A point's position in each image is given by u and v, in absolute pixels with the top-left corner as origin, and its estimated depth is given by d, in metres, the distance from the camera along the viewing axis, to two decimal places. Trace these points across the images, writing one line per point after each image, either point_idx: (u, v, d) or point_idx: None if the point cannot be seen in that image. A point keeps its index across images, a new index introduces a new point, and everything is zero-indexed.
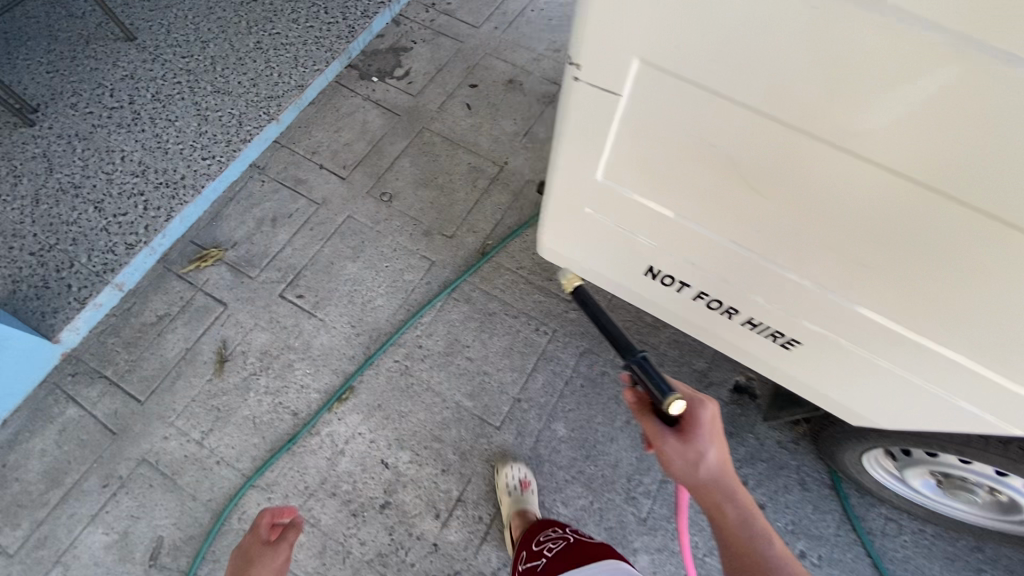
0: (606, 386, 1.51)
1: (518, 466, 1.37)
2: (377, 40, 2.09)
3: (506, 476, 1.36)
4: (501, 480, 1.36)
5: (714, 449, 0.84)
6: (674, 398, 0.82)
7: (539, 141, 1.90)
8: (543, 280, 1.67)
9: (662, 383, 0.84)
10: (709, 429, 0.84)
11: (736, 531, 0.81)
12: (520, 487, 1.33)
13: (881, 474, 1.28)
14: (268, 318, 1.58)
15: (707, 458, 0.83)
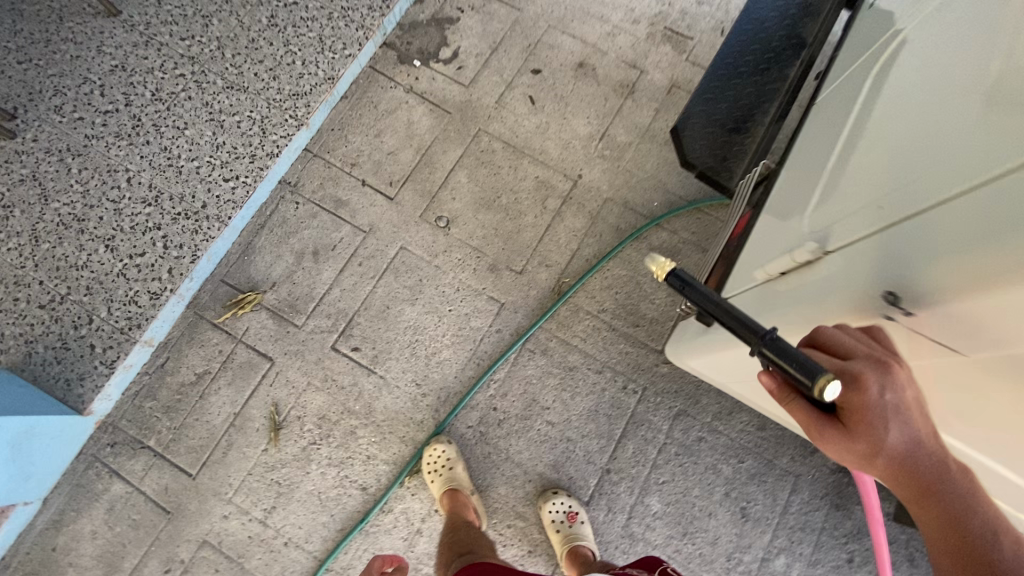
0: (702, 454, 1.40)
1: (561, 497, 1.31)
2: (416, 7, 1.70)
3: (550, 510, 1.29)
4: (545, 514, 1.30)
5: (895, 431, 0.59)
6: (826, 380, 0.55)
7: (618, 147, 1.60)
8: (628, 327, 1.47)
9: (809, 363, 0.56)
10: (885, 412, 0.59)
11: (938, 530, 0.60)
12: (567, 520, 1.28)
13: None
14: (322, 377, 1.40)
15: (889, 445, 0.60)
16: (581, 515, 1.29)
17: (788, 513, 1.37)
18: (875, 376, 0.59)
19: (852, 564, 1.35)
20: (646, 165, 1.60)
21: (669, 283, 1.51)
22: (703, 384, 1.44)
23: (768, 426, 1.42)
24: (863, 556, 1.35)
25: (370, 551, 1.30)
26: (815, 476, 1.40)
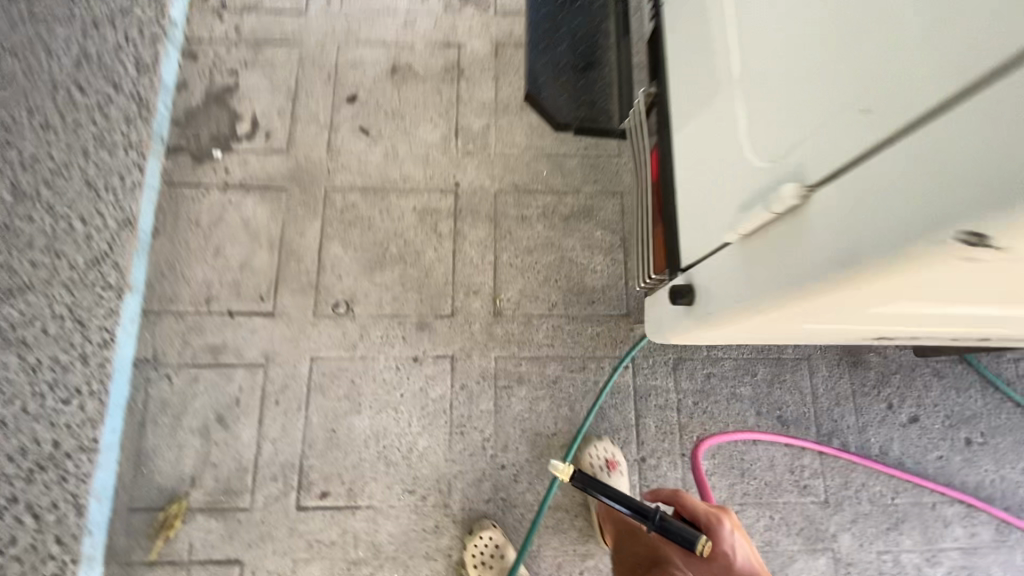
0: (718, 389, 1.29)
1: (604, 444, 1.24)
2: (182, 93, 1.42)
3: (591, 456, 1.22)
4: (584, 460, 1.22)
5: (737, 549, 0.96)
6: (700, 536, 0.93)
7: (477, 135, 1.42)
8: (586, 307, 1.34)
9: (637, 505, 1.00)
10: (728, 542, 0.97)
11: None
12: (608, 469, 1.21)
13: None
14: (306, 545, 1.17)
15: (734, 560, 0.95)
16: (621, 464, 1.22)
17: (820, 396, 1.31)
18: (717, 523, 0.99)
19: (897, 409, 1.31)
20: (514, 137, 1.43)
21: (599, 243, 1.37)
22: None
23: None
24: (899, 396, 1.32)
25: None
26: (823, 348, 1.34)
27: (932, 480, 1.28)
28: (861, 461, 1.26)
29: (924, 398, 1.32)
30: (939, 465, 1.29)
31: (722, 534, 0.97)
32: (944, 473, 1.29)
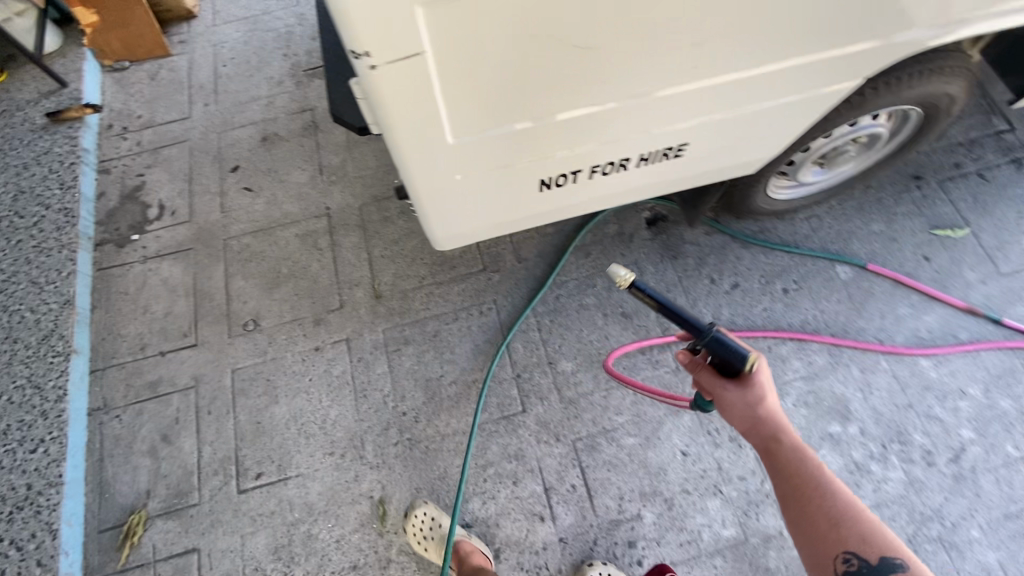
0: (568, 305, 1.55)
1: (599, 567, 1.26)
2: (101, 200, 1.78)
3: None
4: None
5: (772, 394, 0.86)
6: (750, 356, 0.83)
7: (337, 167, 1.77)
8: (449, 271, 1.61)
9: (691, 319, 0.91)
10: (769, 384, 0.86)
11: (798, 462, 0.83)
12: None
13: (772, 189, 1.45)
14: (250, 520, 1.37)
15: (768, 401, 0.86)
16: None
17: (653, 289, 1.56)
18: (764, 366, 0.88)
19: (719, 281, 1.56)
20: (366, 161, 1.77)
21: None
22: (530, 262, 1.61)
23: (592, 251, 1.62)
24: (718, 270, 1.57)
25: None
26: (647, 251, 1.61)
27: (762, 329, 1.50)
28: (696, 335, 1.48)
29: (739, 267, 1.57)
30: (765, 315, 1.51)
31: (762, 369, 0.85)
32: (772, 321, 1.51)
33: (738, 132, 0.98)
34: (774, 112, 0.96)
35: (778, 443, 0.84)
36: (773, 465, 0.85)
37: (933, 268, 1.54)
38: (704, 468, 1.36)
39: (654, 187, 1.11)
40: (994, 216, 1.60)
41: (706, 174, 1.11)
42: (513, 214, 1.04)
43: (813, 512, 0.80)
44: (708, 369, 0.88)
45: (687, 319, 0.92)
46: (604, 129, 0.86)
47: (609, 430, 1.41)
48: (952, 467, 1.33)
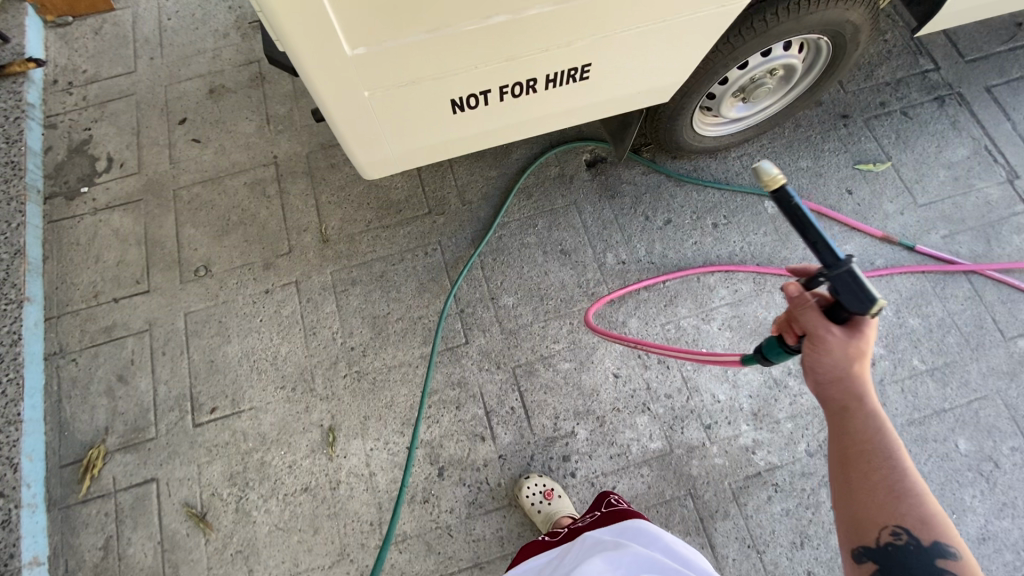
0: (510, 243, 1.61)
1: (537, 478, 1.35)
2: (49, 154, 1.78)
3: (527, 490, 1.33)
4: (522, 500, 1.32)
5: (863, 355, 0.72)
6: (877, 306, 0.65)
7: (284, 117, 1.79)
8: (395, 214, 1.66)
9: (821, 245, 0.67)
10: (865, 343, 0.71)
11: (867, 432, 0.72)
12: (545, 499, 1.31)
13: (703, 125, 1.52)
14: (206, 451, 1.44)
15: (856, 359, 0.72)
16: (557, 490, 1.33)
17: (591, 226, 1.62)
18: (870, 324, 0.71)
19: (653, 217, 1.63)
20: (314, 111, 1.80)
21: None
22: (473, 204, 1.66)
23: (534, 191, 1.67)
24: (653, 207, 1.64)
25: (347, 520, 1.37)
26: (586, 191, 1.67)
27: (693, 261, 1.58)
28: (637, 283, 1.54)
29: (673, 203, 1.64)
30: (696, 248, 1.59)
31: (877, 326, 0.70)
32: (702, 254, 1.59)
33: (643, 54, 1.04)
34: (673, 32, 1.02)
35: (858, 407, 0.73)
36: (845, 428, 0.74)
37: (855, 201, 1.62)
38: (634, 388, 1.45)
39: (571, 115, 1.16)
40: (914, 151, 1.67)
41: (621, 101, 1.17)
42: (435, 140, 1.10)
43: (873, 482, 0.70)
44: (814, 308, 0.71)
45: (815, 243, 0.67)
46: (500, 48, 0.91)
47: (547, 357, 1.49)
48: None
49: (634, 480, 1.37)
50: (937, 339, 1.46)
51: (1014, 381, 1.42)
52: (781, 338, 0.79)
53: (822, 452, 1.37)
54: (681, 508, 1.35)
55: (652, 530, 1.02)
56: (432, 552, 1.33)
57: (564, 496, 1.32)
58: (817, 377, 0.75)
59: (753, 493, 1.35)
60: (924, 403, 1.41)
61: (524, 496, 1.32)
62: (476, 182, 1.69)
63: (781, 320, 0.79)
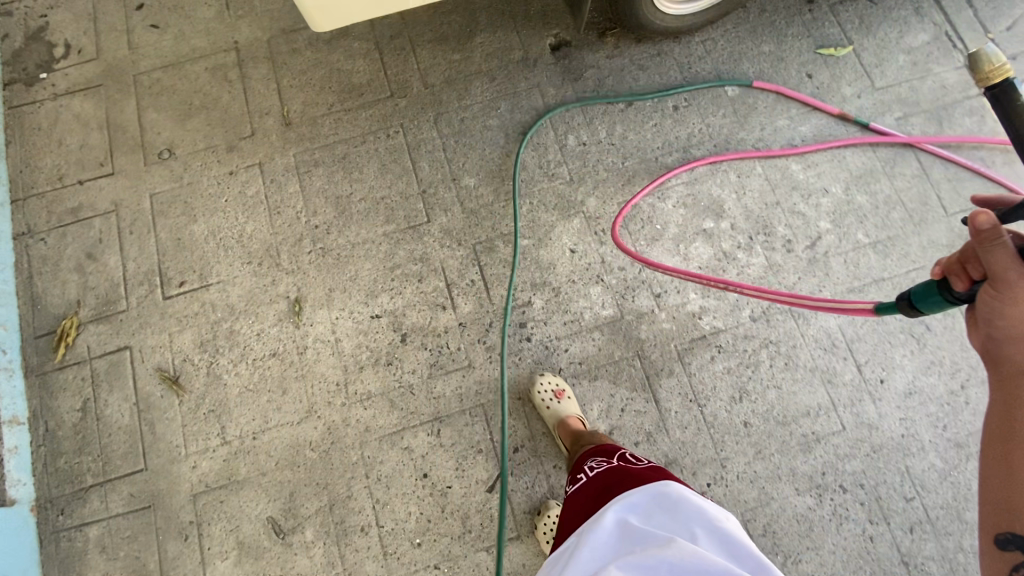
0: (472, 126, 1.62)
1: (549, 377, 1.41)
2: (4, 40, 1.75)
3: (539, 388, 1.39)
4: (534, 396, 1.40)
5: None
6: None
7: (244, 3, 1.76)
8: (357, 99, 1.67)
9: None
10: None
11: None
12: (556, 398, 1.37)
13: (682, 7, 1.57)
14: (177, 321, 1.49)
15: None
16: (567, 390, 1.39)
17: (552, 109, 1.64)
18: None
19: (615, 101, 1.64)
20: None
21: (359, 53, 1.71)
22: (436, 89, 1.66)
23: (497, 76, 1.67)
24: (615, 91, 1.65)
25: (314, 382, 1.44)
26: (548, 76, 1.67)
27: (651, 143, 1.60)
28: (647, 186, 1.55)
29: (634, 87, 1.65)
30: (655, 131, 1.61)
31: None
32: (661, 136, 1.61)
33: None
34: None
35: None
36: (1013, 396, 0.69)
37: (814, 84, 1.64)
38: (590, 261, 1.51)
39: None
40: (876, 36, 1.68)
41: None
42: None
43: None
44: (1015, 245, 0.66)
45: None
46: None
47: (507, 234, 1.53)
48: (809, 253, 1.49)
49: (586, 342, 1.45)
50: (882, 214, 1.51)
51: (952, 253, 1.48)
52: (945, 283, 0.74)
53: (765, 317, 1.44)
54: (629, 367, 1.43)
55: (684, 493, 0.88)
56: (394, 408, 1.42)
57: (572, 399, 1.38)
58: (994, 330, 0.70)
59: (696, 353, 1.43)
60: (865, 273, 1.47)
61: (538, 402, 1.37)
62: (438, 67, 1.69)
63: (948, 262, 0.74)
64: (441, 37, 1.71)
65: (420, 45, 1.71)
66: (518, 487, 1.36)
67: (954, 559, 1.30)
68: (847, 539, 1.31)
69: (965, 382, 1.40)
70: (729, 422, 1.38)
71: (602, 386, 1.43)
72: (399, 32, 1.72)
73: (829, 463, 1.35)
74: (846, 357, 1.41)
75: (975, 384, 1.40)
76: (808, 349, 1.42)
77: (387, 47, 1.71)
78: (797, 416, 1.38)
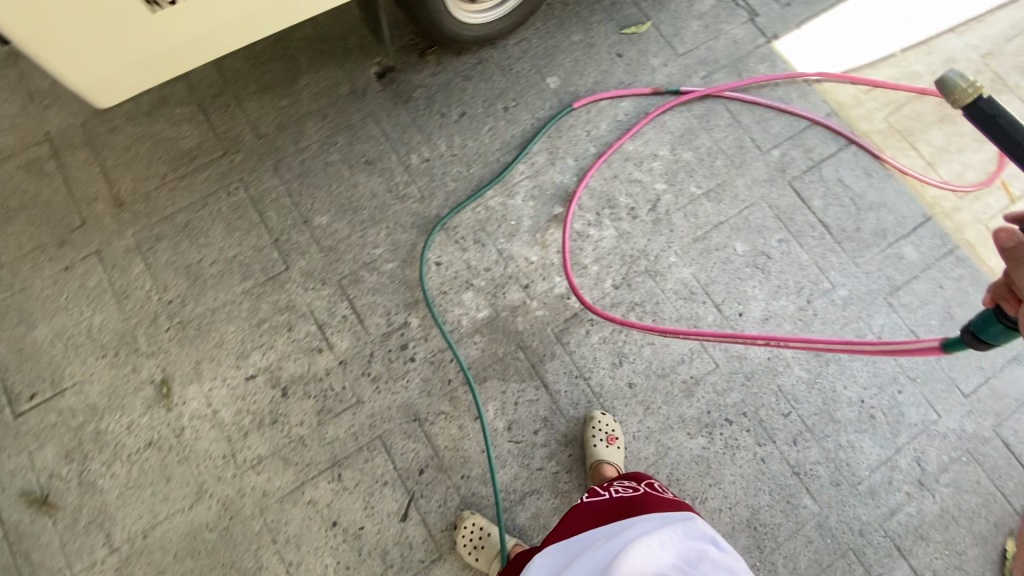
0: (314, 166, 1.62)
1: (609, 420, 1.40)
2: None
3: (596, 423, 1.39)
4: (588, 428, 1.39)
5: None
6: None
7: (48, 91, 1.67)
8: (191, 164, 1.62)
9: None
10: None
11: None
12: (607, 441, 1.36)
13: (477, 19, 1.63)
14: (34, 437, 1.38)
15: None
16: (619, 440, 1.37)
17: (390, 133, 1.66)
18: None
19: (448, 113, 1.69)
20: None
21: (184, 118, 1.67)
22: (270, 137, 1.65)
23: (329, 113, 1.68)
24: (447, 104, 1.70)
25: (199, 460, 1.37)
26: (379, 102, 1.70)
27: (491, 145, 1.66)
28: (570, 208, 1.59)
29: (463, 97, 1.71)
30: (492, 133, 1.68)
31: None
32: (498, 137, 1.68)
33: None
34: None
35: None
36: None
37: (625, 62, 1.77)
38: (456, 269, 1.54)
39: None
40: (669, 8, 1.83)
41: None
42: (184, 39, 1.10)
43: None
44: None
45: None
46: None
47: (370, 262, 1.53)
48: (652, 215, 1.61)
49: (469, 348, 1.47)
50: (708, 165, 1.65)
51: (774, 186, 1.63)
52: (999, 309, 0.71)
53: (626, 283, 1.55)
54: (514, 361, 1.47)
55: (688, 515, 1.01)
56: (289, 464, 1.37)
57: (621, 451, 1.36)
58: None
59: (573, 331, 1.50)
60: (704, 222, 1.60)
61: (590, 435, 1.37)
62: (268, 115, 1.67)
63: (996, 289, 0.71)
64: (265, 86, 1.70)
65: (245, 98, 1.69)
66: (431, 508, 1.35)
67: (837, 457, 1.42)
68: (742, 466, 1.40)
69: (810, 296, 1.54)
70: (615, 387, 1.45)
71: (492, 386, 1.44)
72: (221, 88, 1.70)
73: (711, 401, 1.44)
74: (705, 301, 1.53)
75: (818, 297, 1.54)
76: (670, 302, 1.53)
77: (212, 107, 1.68)
78: (675, 365, 1.47)
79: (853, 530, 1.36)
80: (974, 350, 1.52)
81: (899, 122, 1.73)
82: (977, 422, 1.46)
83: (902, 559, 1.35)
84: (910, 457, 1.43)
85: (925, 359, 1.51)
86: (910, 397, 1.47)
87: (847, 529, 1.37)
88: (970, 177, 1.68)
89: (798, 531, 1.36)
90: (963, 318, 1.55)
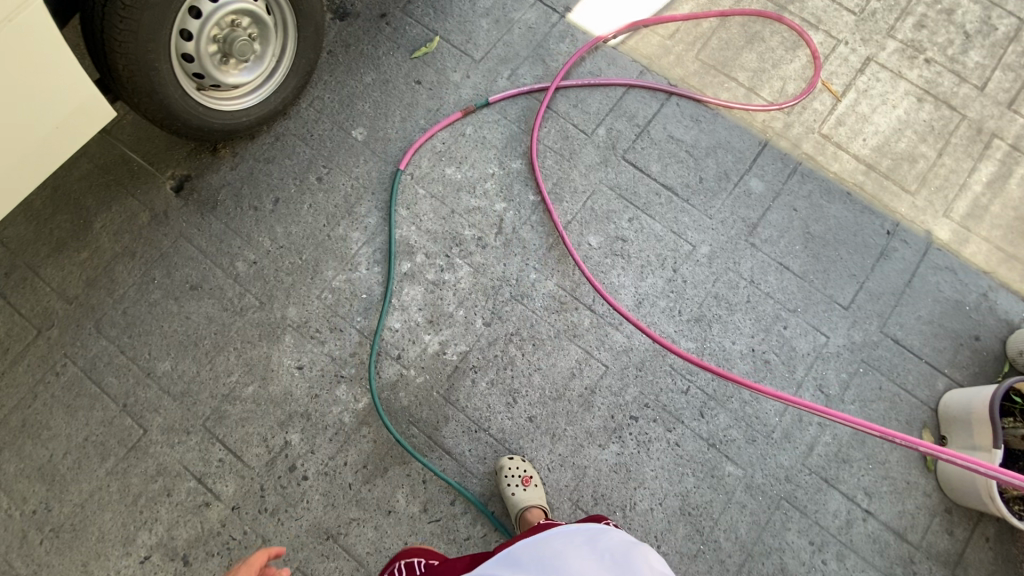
0: (139, 312, 1.49)
1: (519, 462, 1.35)
2: None
3: (508, 470, 1.34)
4: (501, 477, 1.34)
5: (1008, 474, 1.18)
6: None
7: None
8: (4, 356, 1.46)
9: None
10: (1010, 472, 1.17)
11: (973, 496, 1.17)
12: (523, 484, 1.31)
13: (250, 98, 1.47)
14: None
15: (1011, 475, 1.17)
16: (534, 478, 1.33)
17: (207, 249, 1.54)
18: None
19: (261, 205, 1.57)
20: None
21: None
22: (82, 297, 1.50)
23: (136, 249, 1.54)
24: (257, 196, 1.58)
25: None
26: (185, 218, 1.56)
27: (317, 222, 1.56)
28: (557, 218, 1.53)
29: (272, 182, 1.59)
30: (314, 209, 1.57)
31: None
32: (322, 212, 1.57)
33: (29, 74, 1.01)
34: (39, 42, 1.00)
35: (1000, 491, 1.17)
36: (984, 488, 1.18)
37: (426, 87, 1.67)
38: (321, 366, 1.45)
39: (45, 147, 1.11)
40: (453, 15, 1.74)
41: (78, 116, 1.14)
42: None
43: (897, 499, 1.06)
44: None
45: None
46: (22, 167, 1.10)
47: (230, 393, 1.43)
48: (500, 238, 1.54)
49: (360, 444, 1.40)
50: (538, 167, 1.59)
51: (609, 166, 1.59)
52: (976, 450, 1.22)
53: (496, 316, 1.48)
54: (410, 439, 1.40)
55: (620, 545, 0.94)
56: None
57: (539, 489, 1.32)
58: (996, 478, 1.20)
59: (459, 386, 1.44)
60: (552, 227, 1.55)
61: (503, 482, 1.33)
62: (71, 274, 1.52)
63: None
64: (57, 244, 1.54)
65: (40, 264, 1.53)
66: None
67: (746, 414, 1.42)
68: (660, 458, 1.39)
69: (675, 264, 1.52)
70: (517, 427, 1.41)
71: (395, 474, 1.38)
72: (10, 262, 1.53)
73: (612, 405, 1.42)
74: (578, 307, 1.49)
75: (683, 262, 1.52)
76: (545, 320, 1.48)
77: (5, 286, 1.51)
78: (567, 382, 1.44)
79: (780, 480, 1.38)
80: (843, 260, 1.53)
81: (710, 57, 1.70)
82: (864, 329, 1.48)
83: (833, 489, 1.38)
84: (812, 387, 1.44)
85: (800, 286, 1.51)
86: (796, 329, 1.48)
87: (774, 480, 1.38)
88: (791, 90, 1.67)
89: (730, 501, 1.36)
90: (822, 232, 1.55)
